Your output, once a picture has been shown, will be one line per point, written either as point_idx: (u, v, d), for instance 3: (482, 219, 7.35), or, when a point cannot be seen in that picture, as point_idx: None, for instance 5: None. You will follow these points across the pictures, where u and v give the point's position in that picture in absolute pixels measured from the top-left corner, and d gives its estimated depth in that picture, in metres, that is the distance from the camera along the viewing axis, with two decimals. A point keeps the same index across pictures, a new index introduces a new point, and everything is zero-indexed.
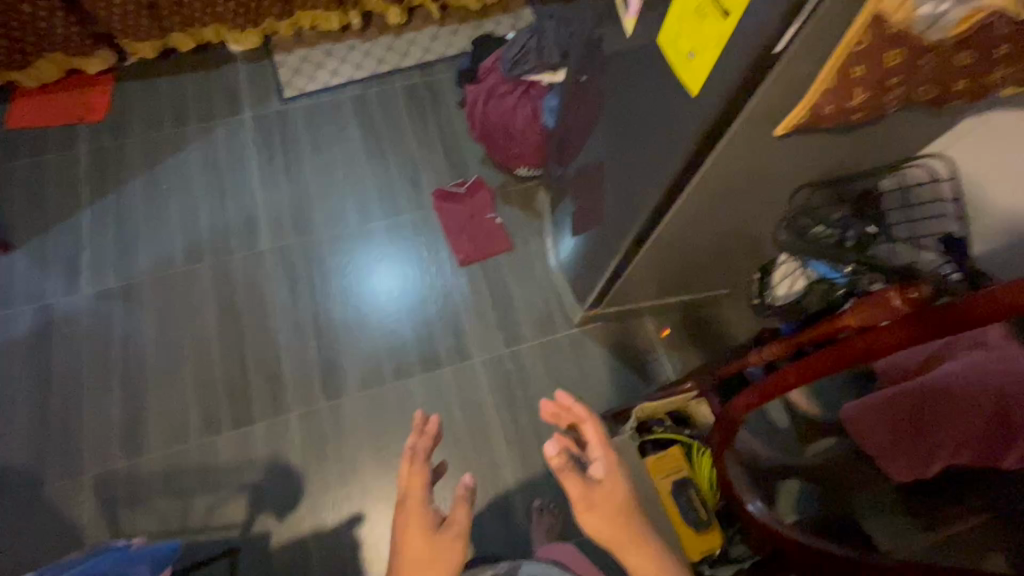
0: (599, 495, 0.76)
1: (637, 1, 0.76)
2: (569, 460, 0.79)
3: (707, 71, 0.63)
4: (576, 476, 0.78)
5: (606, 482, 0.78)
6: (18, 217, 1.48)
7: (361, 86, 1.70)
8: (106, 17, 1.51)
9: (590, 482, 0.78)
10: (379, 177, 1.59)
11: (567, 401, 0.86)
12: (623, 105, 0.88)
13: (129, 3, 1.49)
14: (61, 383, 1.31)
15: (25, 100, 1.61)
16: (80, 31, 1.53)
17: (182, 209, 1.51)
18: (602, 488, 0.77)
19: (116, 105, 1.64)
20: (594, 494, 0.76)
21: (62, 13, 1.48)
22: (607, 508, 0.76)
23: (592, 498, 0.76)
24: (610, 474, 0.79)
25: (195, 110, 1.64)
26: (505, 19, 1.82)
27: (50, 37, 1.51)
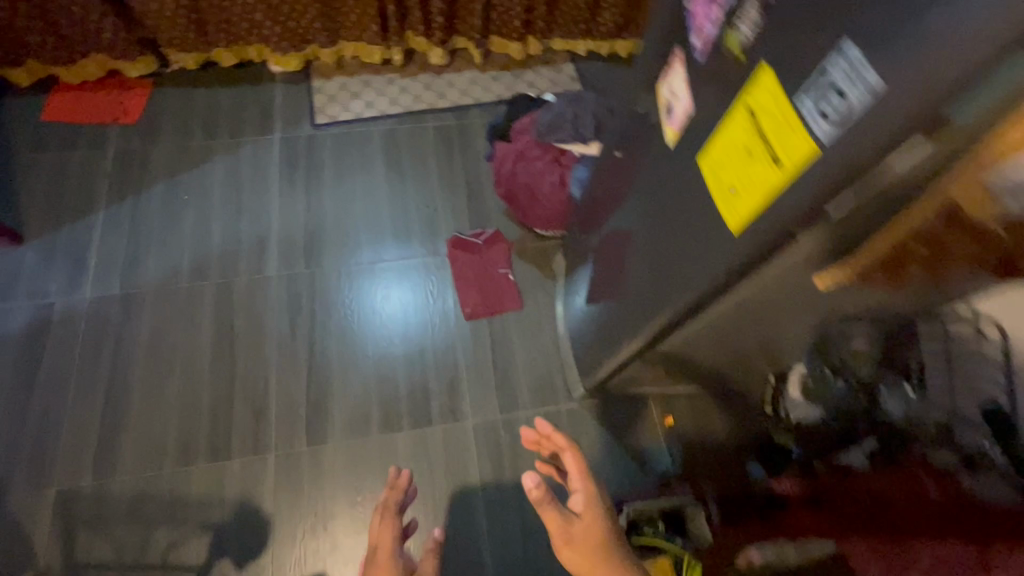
0: (579, 531, 0.80)
1: (679, 112, 0.74)
2: (548, 494, 0.80)
3: (751, 213, 0.58)
4: (557, 509, 0.81)
5: (585, 516, 0.81)
6: (35, 211, 1.48)
7: (394, 121, 1.70)
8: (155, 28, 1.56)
9: (569, 517, 0.81)
10: (397, 217, 1.56)
11: (548, 430, 0.96)
12: (659, 200, 0.84)
13: (179, 17, 1.54)
14: (45, 386, 1.28)
15: (62, 94, 1.63)
16: (128, 37, 1.57)
17: (197, 221, 1.50)
18: (581, 523, 0.81)
19: (151, 109, 1.64)
20: (574, 529, 0.80)
21: (112, 20, 1.52)
22: (585, 543, 0.79)
23: (571, 534, 0.80)
24: (589, 507, 0.82)
25: (227, 123, 1.65)
26: (545, 70, 1.82)
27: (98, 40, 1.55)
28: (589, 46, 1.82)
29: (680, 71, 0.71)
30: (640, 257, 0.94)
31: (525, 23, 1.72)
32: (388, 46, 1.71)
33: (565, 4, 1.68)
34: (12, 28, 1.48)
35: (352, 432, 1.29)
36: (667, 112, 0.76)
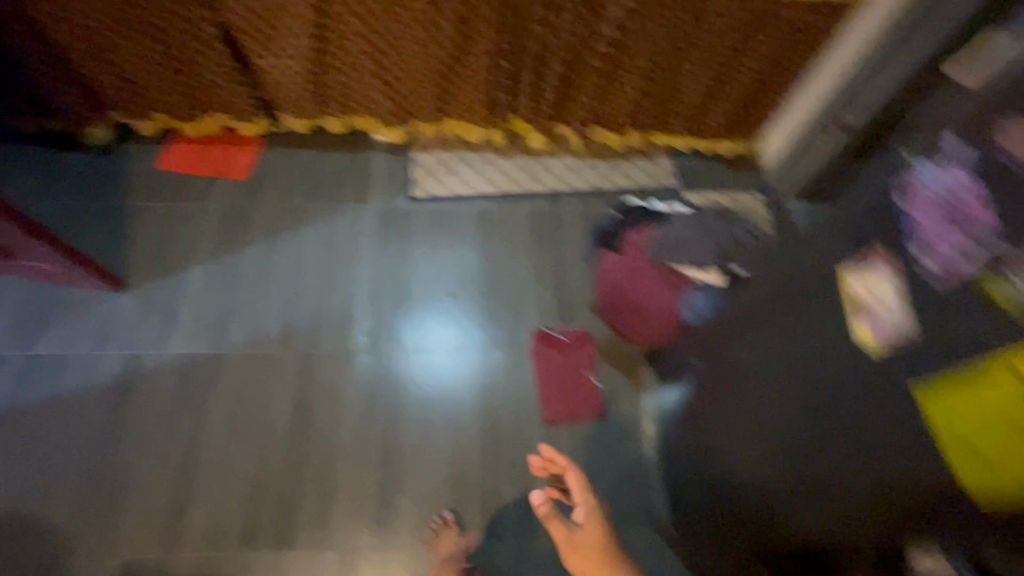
0: (581, 540, 1.13)
1: (888, 325, 0.66)
2: (551, 510, 1.15)
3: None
4: (561, 522, 1.15)
5: (585, 527, 1.14)
6: (138, 258, 1.51)
7: (488, 203, 1.70)
8: (275, 91, 1.60)
9: (573, 529, 1.15)
10: (481, 303, 1.56)
11: (550, 451, 1.25)
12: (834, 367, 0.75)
13: (296, 84, 1.57)
14: (125, 445, 1.31)
15: (179, 145, 1.68)
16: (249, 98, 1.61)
17: (287, 288, 1.52)
18: (582, 532, 1.14)
19: (257, 166, 1.69)
20: (575, 537, 1.14)
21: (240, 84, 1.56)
22: (588, 554, 1.11)
23: (574, 542, 1.13)
24: (591, 521, 1.14)
25: (328, 187, 1.68)
26: (644, 163, 1.80)
27: (223, 100, 1.61)
28: (691, 144, 1.80)
29: (890, 279, 0.67)
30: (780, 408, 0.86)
31: (632, 119, 1.70)
32: (492, 126, 1.72)
33: (679, 106, 1.65)
34: (143, 80, 1.53)
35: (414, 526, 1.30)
36: (865, 313, 0.70)
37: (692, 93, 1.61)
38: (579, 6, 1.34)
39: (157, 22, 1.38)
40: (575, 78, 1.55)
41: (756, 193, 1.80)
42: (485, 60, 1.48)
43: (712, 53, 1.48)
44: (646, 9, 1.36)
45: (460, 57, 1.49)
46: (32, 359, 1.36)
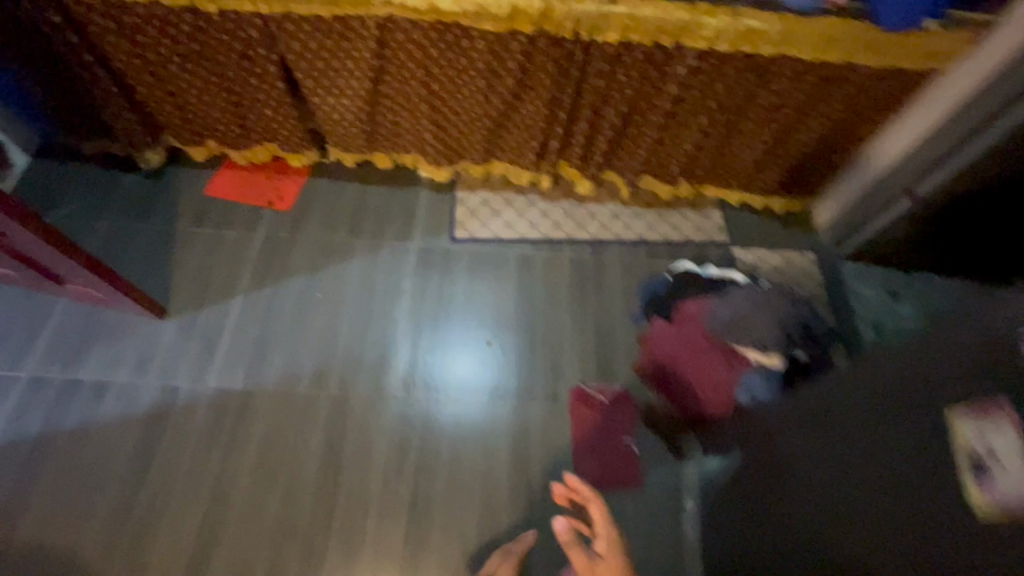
0: (602, 567, 1.02)
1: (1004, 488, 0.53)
2: (574, 538, 1.06)
3: None
4: (582, 551, 1.04)
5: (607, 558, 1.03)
6: (182, 286, 1.52)
7: (531, 247, 1.68)
8: (332, 132, 1.58)
9: (594, 559, 1.03)
10: (521, 355, 1.52)
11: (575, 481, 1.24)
12: (876, 441, 0.68)
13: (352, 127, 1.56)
14: (155, 479, 1.30)
15: (229, 171, 1.70)
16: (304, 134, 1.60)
17: (325, 325, 1.50)
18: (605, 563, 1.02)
19: (304, 198, 1.69)
20: (597, 567, 1.02)
21: (296, 123, 1.55)
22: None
23: (594, 569, 1.01)
24: (611, 551, 1.05)
25: (371, 222, 1.67)
26: (692, 214, 1.77)
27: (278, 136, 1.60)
28: (743, 198, 1.75)
29: (1010, 437, 0.53)
30: (830, 473, 0.75)
31: (684, 171, 1.66)
32: (540, 170, 1.69)
33: (734, 162, 1.60)
34: (198, 111, 1.53)
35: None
36: (975, 470, 0.56)
37: (751, 151, 1.56)
38: (645, 66, 1.30)
39: (221, 70, 1.38)
40: (630, 131, 1.52)
41: (808, 252, 1.75)
42: (542, 111, 1.46)
43: (778, 114, 1.43)
44: (715, 71, 1.31)
45: (516, 107, 1.47)
46: (71, 383, 1.36)
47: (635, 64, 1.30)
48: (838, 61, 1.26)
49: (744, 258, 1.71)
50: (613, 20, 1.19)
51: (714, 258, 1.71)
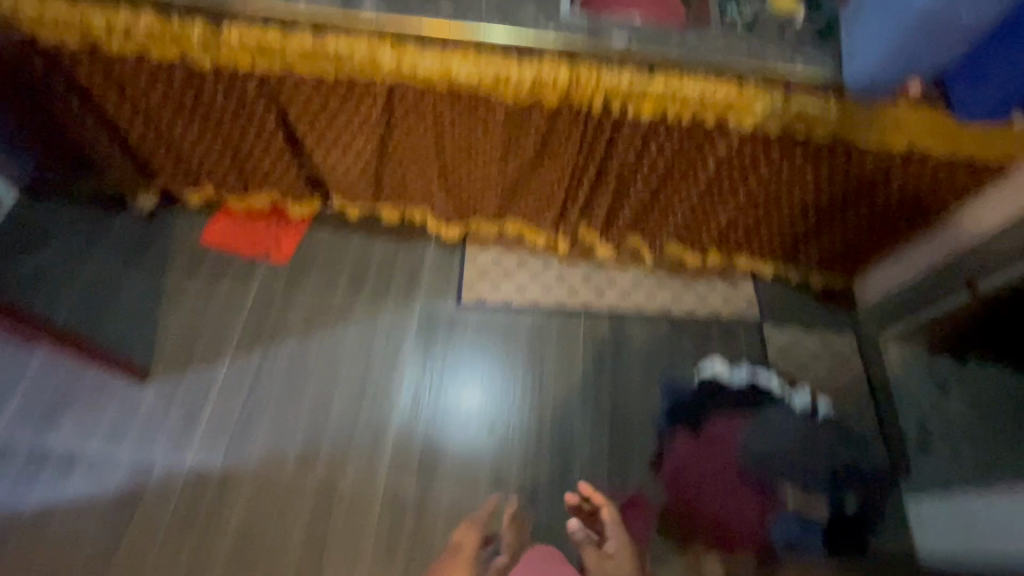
0: (610, 561, 1.20)
1: None
2: (585, 535, 1.22)
3: None
4: (592, 546, 1.22)
5: (616, 556, 1.20)
6: (167, 344, 1.42)
7: (545, 314, 1.55)
8: (337, 185, 1.46)
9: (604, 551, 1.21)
10: (527, 439, 1.39)
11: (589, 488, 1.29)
12: None
13: (356, 181, 1.43)
14: (123, 567, 1.19)
15: (224, 219, 1.59)
16: (305, 184, 1.47)
17: (318, 398, 1.39)
18: (615, 561, 1.20)
19: (303, 250, 1.58)
20: (606, 560, 1.20)
21: (296, 173, 1.43)
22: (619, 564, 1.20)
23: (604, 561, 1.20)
24: (619, 549, 1.21)
25: (373, 281, 1.56)
26: (721, 285, 1.63)
27: (276, 184, 1.48)
28: (779, 271, 1.60)
29: None
30: None
31: (717, 242, 1.51)
32: (557, 232, 1.56)
33: (775, 236, 1.45)
34: (191, 158, 1.41)
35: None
36: None
37: (793, 227, 1.41)
38: (683, 139, 1.16)
39: (217, 119, 1.27)
40: (659, 201, 1.38)
41: (848, 334, 1.60)
42: (563, 176, 1.32)
43: (830, 193, 1.27)
44: (761, 148, 1.16)
45: (534, 170, 1.33)
46: (41, 452, 1.27)
47: (671, 137, 1.16)
48: (904, 146, 1.10)
49: (776, 338, 1.57)
50: (650, 94, 1.05)
51: (743, 336, 1.57)
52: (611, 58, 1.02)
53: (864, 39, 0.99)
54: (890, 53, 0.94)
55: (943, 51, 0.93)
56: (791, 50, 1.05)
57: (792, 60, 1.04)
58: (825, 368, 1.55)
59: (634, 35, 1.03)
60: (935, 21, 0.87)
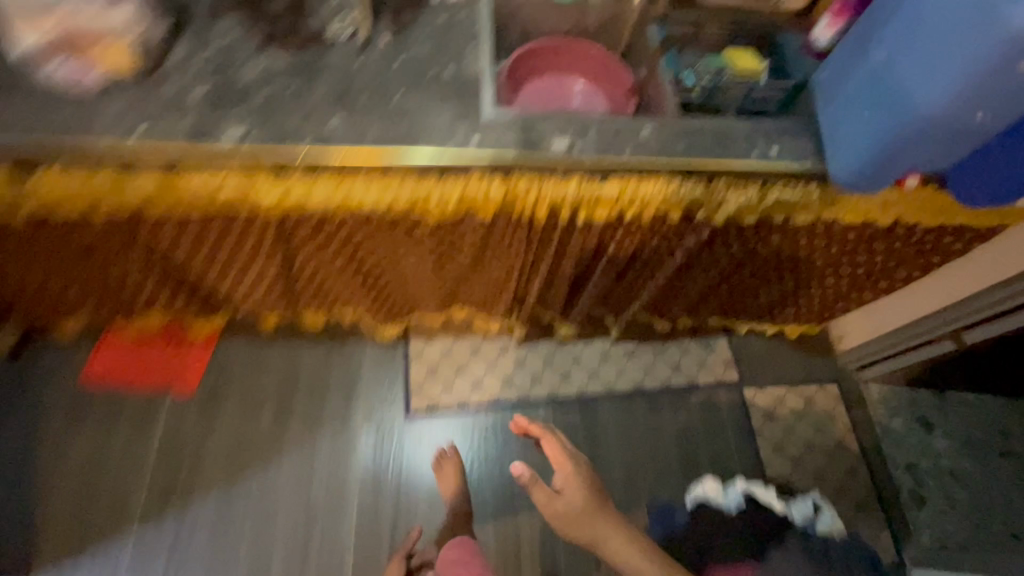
0: (561, 505, 0.96)
1: None
2: (533, 477, 0.98)
3: None
4: (543, 490, 0.97)
5: (567, 490, 0.97)
6: (50, 527, 1.17)
7: (507, 411, 1.37)
8: (241, 303, 1.21)
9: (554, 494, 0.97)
10: (502, 564, 1.23)
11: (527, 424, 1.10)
12: None
13: (265, 297, 1.19)
14: None
15: (108, 349, 1.31)
16: (201, 307, 1.22)
17: (251, 561, 1.19)
18: (565, 498, 0.96)
19: (214, 375, 1.33)
20: (556, 503, 0.96)
21: (185, 298, 1.16)
22: (573, 515, 0.94)
23: (555, 508, 0.95)
24: (570, 484, 0.98)
25: (303, 402, 1.34)
26: (694, 347, 1.49)
27: (164, 310, 1.21)
28: (753, 325, 1.47)
29: None
30: None
31: (688, 309, 1.36)
32: (511, 317, 1.37)
33: (750, 299, 1.32)
34: (43, 299, 1.12)
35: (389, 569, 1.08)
36: None
37: (767, 292, 1.28)
38: (646, 233, 0.98)
39: (62, 262, 0.98)
40: (622, 283, 1.21)
41: (830, 383, 1.50)
42: (510, 271, 1.13)
43: (807, 262, 1.14)
44: (733, 235, 1.00)
45: (475, 270, 1.13)
46: None
47: (631, 233, 0.98)
48: (890, 220, 0.97)
49: (759, 400, 1.45)
50: (603, 200, 0.87)
51: (724, 403, 1.44)
52: (553, 167, 0.82)
53: (848, 135, 0.80)
54: (876, 167, 0.77)
55: (945, 156, 0.75)
56: (763, 131, 0.87)
57: (766, 146, 0.85)
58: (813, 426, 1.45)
59: (577, 135, 0.82)
60: (942, 124, 0.69)
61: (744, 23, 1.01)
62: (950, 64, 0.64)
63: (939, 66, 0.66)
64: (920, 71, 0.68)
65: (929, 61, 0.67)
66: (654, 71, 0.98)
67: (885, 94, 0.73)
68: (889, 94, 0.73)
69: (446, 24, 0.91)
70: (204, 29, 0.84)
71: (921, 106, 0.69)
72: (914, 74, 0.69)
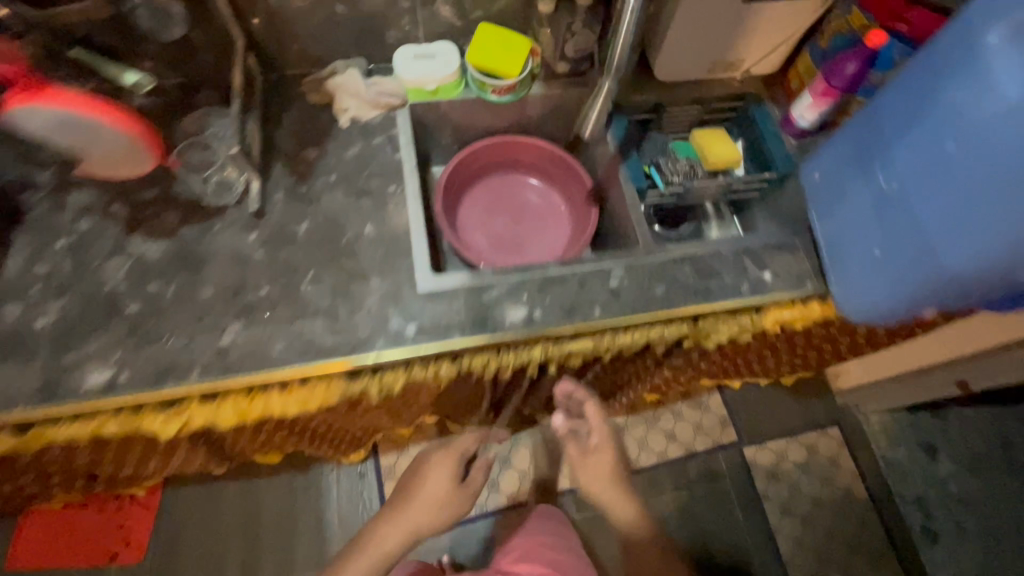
0: (591, 462, 0.82)
1: None
2: (569, 429, 0.83)
3: None
4: (575, 441, 0.84)
5: (598, 449, 0.82)
6: None
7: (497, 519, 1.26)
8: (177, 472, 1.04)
9: (585, 448, 0.83)
10: None
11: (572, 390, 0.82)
12: None
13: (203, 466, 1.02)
14: None
15: (40, 527, 1.17)
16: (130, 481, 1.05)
17: None
18: (596, 458, 0.82)
19: (164, 536, 1.18)
20: (587, 457, 0.82)
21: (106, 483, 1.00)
22: (597, 472, 0.82)
23: (584, 459, 0.82)
24: (606, 441, 0.83)
25: (271, 550, 1.19)
26: (687, 409, 1.39)
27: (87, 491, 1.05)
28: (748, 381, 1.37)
29: None
30: None
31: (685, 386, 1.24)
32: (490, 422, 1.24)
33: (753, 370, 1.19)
34: None
35: (412, 500, 0.77)
36: None
37: (767, 367, 1.16)
38: (632, 360, 0.85)
39: None
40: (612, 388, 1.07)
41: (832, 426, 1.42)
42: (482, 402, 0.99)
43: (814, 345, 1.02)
44: (729, 348, 0.87)
45: (440, 406, 0.99)
46: None
47: (614, 364, 0.84)
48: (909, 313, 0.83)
49: (761, 459, 1.37)
50: (576, 355, 0.72)
51: (725, 469, 1.35)
52: (510, 342, 0.67)
53: (858, 274, 0.68)
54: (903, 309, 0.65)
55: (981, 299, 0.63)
56: (751, 250, 0.74)
57: (758, 274, 0.72)
58: (820, 477, 1.37)
59: (534, 297, 0.68)
60: (979, 280, 0.57)
61: (709, 101, 0.85)
62: (994, 219, 0.53)
63: (976, 220, 0.54)
64: (949, 219, 0.57)
65: (962, 211, 0.55)
66: (615, 172, 0.82)
67: (902, 235, 0.62)
68: (908, 236, 0.61)
69: (357, 159, 0.74)
70: (47, 225, 0.67)
71: (955, 259, 0.57)
72: (942, 221, 0.57)
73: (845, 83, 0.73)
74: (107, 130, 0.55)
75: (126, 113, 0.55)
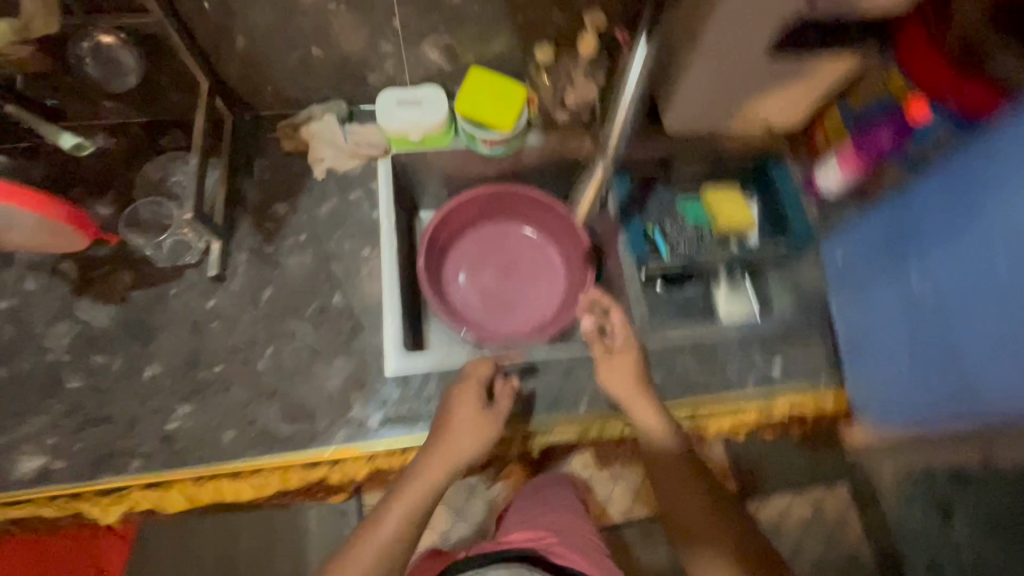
0: (617, 369, 0.61)
1: None
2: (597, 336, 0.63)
3: None
4: (598, 348, 0.62)
5: (625, 347, 0.62)
6: None
7: None
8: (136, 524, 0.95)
9: (608, 356, 0.62)
10: None
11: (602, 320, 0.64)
12: None
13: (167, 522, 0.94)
14: None
15: None
16: None
17: None
18: (621, 367, 0.60)
19: None
20: (609, 370, 0.61)
21: None
22: (621, 385, 0.60)
23: (610, 377, 0.60)
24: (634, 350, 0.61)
25: None
26: None
27: None
28: None
29: None
30: None
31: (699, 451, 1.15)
32: None
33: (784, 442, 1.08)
34: None
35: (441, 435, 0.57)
36: None
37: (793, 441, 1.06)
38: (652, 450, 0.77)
39: None
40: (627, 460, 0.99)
41: None
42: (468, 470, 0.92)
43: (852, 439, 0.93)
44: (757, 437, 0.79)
45: None
46: None
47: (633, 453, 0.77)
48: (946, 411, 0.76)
49: None
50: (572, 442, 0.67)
51: None
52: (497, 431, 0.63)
53: (885, 375, 0.60)
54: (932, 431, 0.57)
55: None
56: (759, 339, 0.69)
57: (765, 367, 0.68)
58: None
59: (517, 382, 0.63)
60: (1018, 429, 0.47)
61: (722, 156, 0.78)
62: None
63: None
64: (990, 349, 0.47)
65: (1005, 343, 0.45)
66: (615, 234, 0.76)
67: (942, 350, 0.52)
68: (952, 357, 0.51)
69: (330, 218, 0.68)
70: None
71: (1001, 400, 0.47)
72: (987, 352, 0.47)
73: (875, 155, 0.64)
74: (25, 217, 0.51)
75: (49, 199, 0.51)
